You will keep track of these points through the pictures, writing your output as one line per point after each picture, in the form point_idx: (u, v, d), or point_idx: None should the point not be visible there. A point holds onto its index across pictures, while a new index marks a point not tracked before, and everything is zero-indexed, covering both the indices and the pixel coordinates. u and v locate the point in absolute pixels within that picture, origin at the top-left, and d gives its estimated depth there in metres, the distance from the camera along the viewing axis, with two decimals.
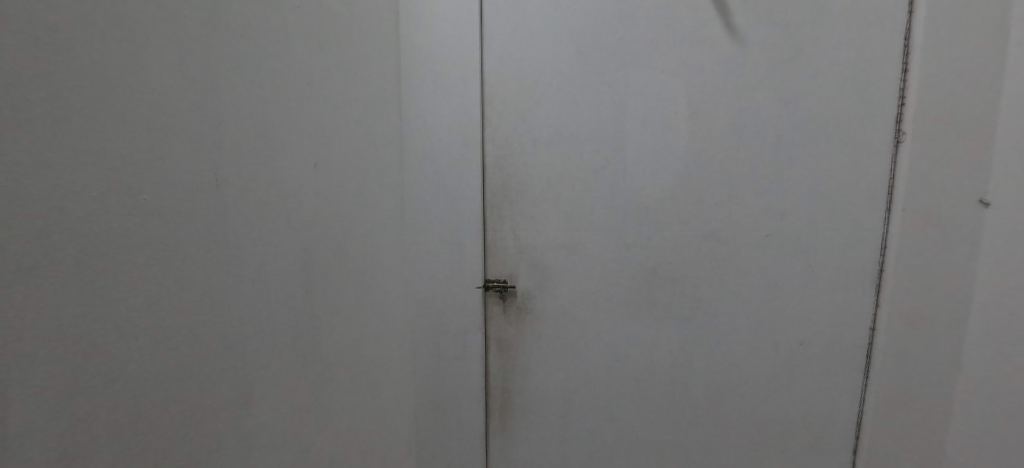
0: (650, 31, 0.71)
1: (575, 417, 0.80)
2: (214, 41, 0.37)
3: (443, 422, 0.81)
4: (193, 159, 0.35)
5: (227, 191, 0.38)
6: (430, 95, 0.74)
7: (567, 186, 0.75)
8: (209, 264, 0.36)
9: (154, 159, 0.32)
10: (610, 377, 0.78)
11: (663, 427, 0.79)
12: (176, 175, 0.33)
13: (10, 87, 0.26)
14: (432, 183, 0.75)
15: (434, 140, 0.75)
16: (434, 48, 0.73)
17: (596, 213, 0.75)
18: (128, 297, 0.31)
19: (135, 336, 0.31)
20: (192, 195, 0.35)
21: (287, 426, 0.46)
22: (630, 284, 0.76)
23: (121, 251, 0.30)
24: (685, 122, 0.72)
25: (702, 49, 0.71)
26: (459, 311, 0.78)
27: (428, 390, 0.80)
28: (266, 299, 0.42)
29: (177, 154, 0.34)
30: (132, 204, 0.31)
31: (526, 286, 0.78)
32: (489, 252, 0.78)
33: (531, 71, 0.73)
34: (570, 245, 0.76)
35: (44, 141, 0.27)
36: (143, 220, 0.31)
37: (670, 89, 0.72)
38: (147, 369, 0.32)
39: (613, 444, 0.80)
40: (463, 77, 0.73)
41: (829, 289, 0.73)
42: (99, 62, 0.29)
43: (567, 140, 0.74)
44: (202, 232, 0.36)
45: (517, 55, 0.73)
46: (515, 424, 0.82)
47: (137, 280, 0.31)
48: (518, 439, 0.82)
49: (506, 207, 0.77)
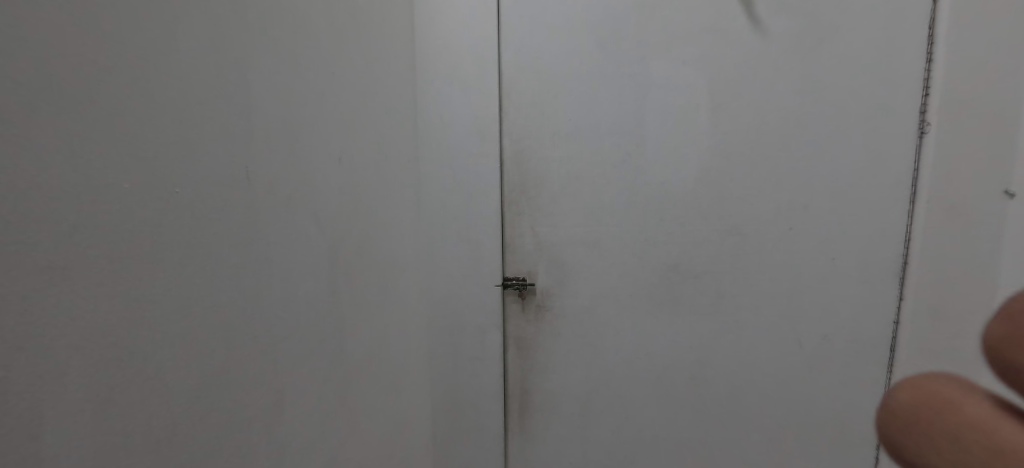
0: (671, 22, 0.70)
1: (594, 416, 0.79)
2: (242, 27, 0.35)
3: (460, 423, 0.80)
4: (223, 152, 0.33)
5: (256, 186, 0.36)
6: (446, 90, 0.72)
7: (586, 182, 0.74)
8: (241, 263, 0.35)
9: (173, 157, 0.29)
10: (630, 375, 0.77)
11: (684, 426, 0.78)
12: (207, 169, 0.32)
13: (44, 66, 0.23)
14: (448, 181, 0.74)
15: (451, 135, 0.73)
16: (448, 42, 0.71)
17: (615, 209, 0.74)
18: (161, 298, 0.29)
19: (170, 340, 0.29)
20: (223, 190, 0.33)
21: (315, 430, 0.44)
22: (652, 280, 0.75)
23: (155, 249, 0.28)
24: (707, 115, 0.71)
25: (724, 40, 0.69)
26: (477, 309, 0.76)
27: (445, 391, 0.79)
28: (294, 298, 0.41)
29: (208, 146, 0.32)
30: (166, 199, 0.29)
31: (545, 284, 0.76)
32: (507, 249, 0.76)
33: (549, 64, 0.72)
34: (590, 241, 0.75)
35: (77, 128, 0.25)
36: (177, 216, 0.30)
37: (691, 81, 0.70)
38: (183, 374, 0.30)
39: (633, 441, 0.79)
40: (479, 71, 0.71)
41: (852, 284, 0.72)
42: (130, 45, 0.27)
43: (586, 134, 0.73)
44: (225, 234, 0.33)
45: (535, 47, 0.71)
46: (533, 424, 0.80)
47: (167, 281, 0.29)
48: (537, 439, 0.81)
49: (525, 203, 0.75)
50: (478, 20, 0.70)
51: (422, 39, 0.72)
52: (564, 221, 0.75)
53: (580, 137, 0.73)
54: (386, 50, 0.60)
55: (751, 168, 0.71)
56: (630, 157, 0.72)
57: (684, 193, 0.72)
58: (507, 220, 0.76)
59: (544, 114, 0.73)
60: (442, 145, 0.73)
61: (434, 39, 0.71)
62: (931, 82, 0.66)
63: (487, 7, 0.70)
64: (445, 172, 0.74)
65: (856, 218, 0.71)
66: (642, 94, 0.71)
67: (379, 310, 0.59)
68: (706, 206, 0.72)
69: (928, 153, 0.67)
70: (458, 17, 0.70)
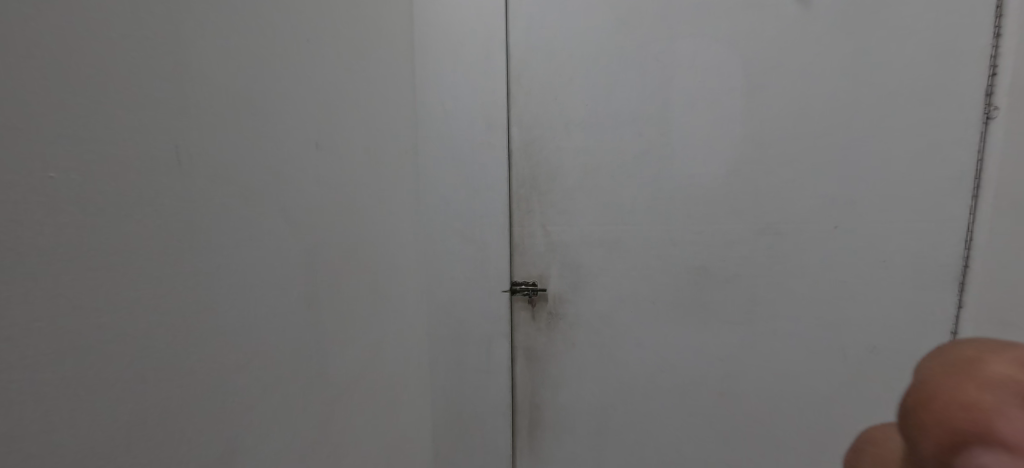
0: None
1: (612, 436, 0.72)
2: None
3: (464, 441, 0.73)
4: (155, 131, 0.28)
5: (205, 177, 0.31)
6: (447, 76, 0.66)
7: (602, 177, 0.66)
8: (184, 266, 0.30)
9: (80, 133, 0.25)
10: (651, 391, 0.70)
11: (711, 448, 0.70)
12: (131, 151, 0.27)
13: None
14: (450, 175, 0.67)
15: (452, 123, 0.67)
16: (446, 24, 0.65)
17: (635, 205, 0.66)
18: (49, 310, 0.24)
19: (64, 360, 0.24)
20: (153, 180, 0.28)
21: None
22: (677, 286, 0.67)
23: (45, 246, 0.23)
24: (742, 99, 0.63)
25: (762, 14, 0.61)
26: (483, 317, 0.69)
27: (448, 406, 0.72)
28: (251, 311, 0.35)
29: (133, 124, 0.27)
30: (64, 185, 0.24)
31: (558, 289, 0.69)
32: (516, 250, 0.69)
33: (564, 43, 0.65)
34: (609, 242, 0.67)
35: None
36: (83, 207, 0.25)
37: (725, 61, 0.62)
38: (82, 404, 0.25)
39: (655, 464, 0.72)
40: (483, 53, 0.65)
41: (908, 291, 0.63)
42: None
43: (605, 122, 0.65)
44: (158, 238, 0.28)
45: (548, 25, 0.65)
46: (546, 442, 0.74)
47: (63, 289, 0.24)
48: (551, 460, 0.74)
49: (535, 200, 0.68)
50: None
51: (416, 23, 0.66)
52: (580, 219, 0.68)
53: (593, 126, 0.66)
54: (371, 25, 0.53)
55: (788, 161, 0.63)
56: (653, 149, 0.65)
57: (711, 187, 0.65)
58: (516, 217, 0.69)
59: (553, 103, 0.66)
60: (443, 134, 0.67)
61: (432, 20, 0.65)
62: (1000, 61, 0.57)
63: None
64: (447, 166, 0.67)
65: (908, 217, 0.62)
66: (664, 78, 0.64)
67: (370, 322, 0.52)
68: (735, 202, 0.65)
69: (994, 143, 0.58)
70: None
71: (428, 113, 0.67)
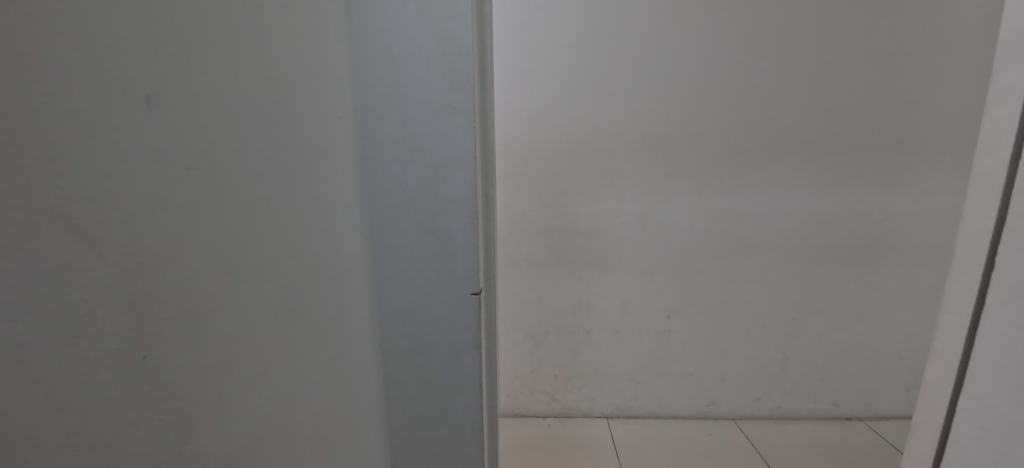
0: (453, 95, 0.87)
1: (452, 391, 1.02)
2: (224, 115, 0.55)
3: (434, 378, 1.01)
4: (198, 223, 0.52)
5: (243, 253, 0.59)
6: (402, 86, 0.87)
7: (438, 194, 0.91)
8: (246, 301, 0.59)
9: (160, 244, 0.47)
10: (460, 377, 1.01)
11: (473, 414, 1.03)
12: (214, 238, 0.54)
13: (142, 220, 0.45)
14: (406, 168, 0.90)
15: (407, 113, 0.88)
16: (406, 47, 0.86)
17: (446, 216, 0.92)
18: (223, 309, 0.55)
19: (98, 413, 0.42)
20: (251, 237, 0.60)
21: (239, 414, 0.58)
22: (464, 306, 0.96)
23: (94, 380, 0.42)
24: (467, 164, 0.90)
25: (462, 117, 0.88)
26: (443, 301, 0.96)
27: (455, 408, 1.03)
28: (302, 307, 0.71)
29: (236, 210, 0.57)
30: (144, 299, 0.46)
31: (459, 285, 0.95)
32: (395, 231, 0.93)
33: (419, 58, 0.86)
34: (440, 253, 0.94)
35: (162, 244, 0.47)
36: (78, 334, 0.40)
37: (463, 139, 0.89)
38: (193, 392, 0.51)
39: (461, 429, 1.04)
40: (452, 51, 0.86)
41: (959, 334, 0.71)
42: (190, 182, 0.51)
43: (401, 174, 0.91)
44: (236, 290, 0.57)
45: (417, 38, 0.86)
46: (427, 369, 1.00)
47: (109, 374, 0.43)
48: (456, 426, 1.04)
49: (430, 195, 0.91)
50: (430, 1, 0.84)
51: (358, 32, 0.86)
52: (453, 236, 0.93)
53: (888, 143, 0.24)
54: (279, 36, 0.66)
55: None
56: (457, 201, 0.91)
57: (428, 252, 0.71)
58: (406, 197, 0.92)
59: None
60: (391, 125, 0.89)
61: (390, 39, 0.86)
62: None
63: (427, 17, 0.85)
64: (405, 143, 0.89)
65: (945, 375, 0.73)
66: (454, 150, 0.89)
67: (277, 281, 0.65)
68: (991, 345, 0.65)
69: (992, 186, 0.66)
70: (413, 5, 0.85)
71: (376, 109, 0.88)
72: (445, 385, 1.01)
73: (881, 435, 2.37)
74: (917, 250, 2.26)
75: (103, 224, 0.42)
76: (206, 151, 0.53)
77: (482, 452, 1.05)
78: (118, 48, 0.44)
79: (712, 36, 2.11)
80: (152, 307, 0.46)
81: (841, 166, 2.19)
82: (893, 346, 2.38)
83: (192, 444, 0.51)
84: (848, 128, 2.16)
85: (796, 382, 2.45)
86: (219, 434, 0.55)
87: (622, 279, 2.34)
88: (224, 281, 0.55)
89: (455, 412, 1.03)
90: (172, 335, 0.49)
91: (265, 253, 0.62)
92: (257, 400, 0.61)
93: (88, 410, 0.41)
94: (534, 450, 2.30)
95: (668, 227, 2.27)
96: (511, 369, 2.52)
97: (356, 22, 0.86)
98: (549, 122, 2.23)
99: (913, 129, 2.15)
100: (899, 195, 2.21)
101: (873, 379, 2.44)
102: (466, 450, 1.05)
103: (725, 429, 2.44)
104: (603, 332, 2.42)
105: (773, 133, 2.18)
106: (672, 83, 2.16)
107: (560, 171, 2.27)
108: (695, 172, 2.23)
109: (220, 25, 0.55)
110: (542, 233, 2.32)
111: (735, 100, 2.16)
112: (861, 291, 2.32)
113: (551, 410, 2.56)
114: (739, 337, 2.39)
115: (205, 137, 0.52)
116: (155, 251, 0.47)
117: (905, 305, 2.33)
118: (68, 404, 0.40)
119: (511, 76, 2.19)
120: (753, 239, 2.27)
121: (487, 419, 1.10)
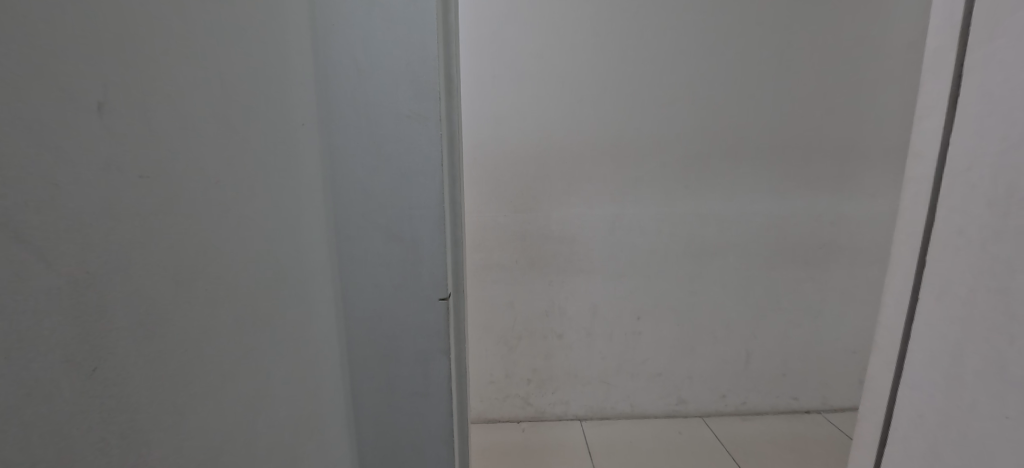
0: (416, 109, 0.93)
1: (422, 392, 1.06)
2: (181, 130, 0.59)
3: (403, 380, 1.05)
4: (151, 234, 0.55)
5: (199, 263, 0.62)
6: (365, 98, 0.92)
7: (401, 202, 0.96)
8: (202, 310, 0.62)
9: (111, 257, 0.50)
10: (429, 378, 1.05)
11: (442, 415, 1.08)
12: (168, 249, 0.57)
13: (94, 234, 0.48)
14: (371, 176, 0.95)
15: (371, 125, 0.93)
16: (372, 59, 0.91)
17: (408, 223, 0.97)
18: (178, 319, 0.58)
19: (44, 419, 0.45)
20: (208, 248, 0.63)
21: (193, 421, 0.60)
22: (432, 310, 1.02)
23: (40, 390, 0.44)
24: (430, 175, 0.95)
25: (426, 130, 0.94)
26: (410, 306, 1.01)
27: (426, 410, 1.07)
28: (259, 316, 0.74)
29: (190, 223, 0.60)
30: (95, 309, 0.49)
31: (426, 289, 1.00)
32: (360, 237, 0.98)
33: (383, 73, 0.92)
34: (407, 260, 0.99)
35: (114, 256, 0.50)
36: (26, 345, 0.43)
37: (427, 150, 0.95)
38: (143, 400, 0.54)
39: (431, 430, 1.08)
40: (415, 68, 0.92)
41: None
42: (144, 196, 0.54)
43: (365, 182, 0.95)
44: (192, 299, 0.60)
45: (383, 54, 0.91)
46: (396, 371, 1.05)
47: (57, 383, 0.45)
48: (423, 427, 1.08)
49: (394, 202, 0.96)
50: (396, 20, 0.90)
51: (325, 47, 0.91)
52: (418, 242, 0.98)
53: None
54: (241, 53, 0.70)
55: (999, 231, 0.55)
56: (420, 209, 0.97)
57: None
58: (370, 204, 0.97)
59: None
60: (354, 135, 0.94)
61: (356, 50, 0.91)
62: None
63: (391, 36, 0.91)
64: (369, 153, 0.94)
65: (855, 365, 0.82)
66: (418, 161, 0.95)
67: (236, 290, 0.68)
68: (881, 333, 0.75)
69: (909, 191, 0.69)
70: (379, 25, 0.90)
71: (341, 119, 0.93)
72: (416, 386, 1.06)
73: (836, 427, 2.53)
74: (861, 251, 2.45)
75: (55, 232, 0.45)
76: (160, 165, 0.56)
77: (452, 454, 1.10)
78: (71, 68, 0.47)
79: (670, 50, 2.24)
80: (102, 317, 0.49)
81: (791, 173, 2.35)
82: (842, 341, 2.56)
83: (142, 449, 0.54)
84: (797, 138, 2.33)
85: (756, 378, 2.60)
86: (174, 444, 0.58)
87: (592, 283, 2.44)
88: (177, 292, 0.58)
89: (427, 412, 1.07)
90: (124, 343, 0.52)
91: (223, 261, 0.66)
92: (213, 407, 0.64)
93: (32, 417, 0.44)
94: (510, 455, 2.35)
95: (637, 230, 2.38)
96: (485, 373, 2.56)
97: (321, 36, 0.91)
98: (518, 130, 2.30)
99: (855, 138, 2.34)
100: (844, 201, 2.38)
101: (826, 374, 2.61)
102: (433, 449, 1.09)
103: (693, 427, 2.55)
104: (574, 334, 2.50)
105: (729, 143, 2.32)
106: (633, 94, 2.27)
107: (531, 179, 2.34)
108: (658, 179, 2.35)
109: (181, 45, 0.59)
110: (514, 239, 2.39)
111: (694, 111, 2.29)
112: (813, 290, 2.49)
113: (525, 414, 2.62)
114: (702, 336, 2.52)
115: (160, 151, 0.56)
116: (106, 263, 0.50)
117: (851, 302, 2.51)
118: (8, 419, 0.42)
119: (480, 85, 2.25)
120: (714, 242, 2.40)
121: (457, 420, 1.15)
